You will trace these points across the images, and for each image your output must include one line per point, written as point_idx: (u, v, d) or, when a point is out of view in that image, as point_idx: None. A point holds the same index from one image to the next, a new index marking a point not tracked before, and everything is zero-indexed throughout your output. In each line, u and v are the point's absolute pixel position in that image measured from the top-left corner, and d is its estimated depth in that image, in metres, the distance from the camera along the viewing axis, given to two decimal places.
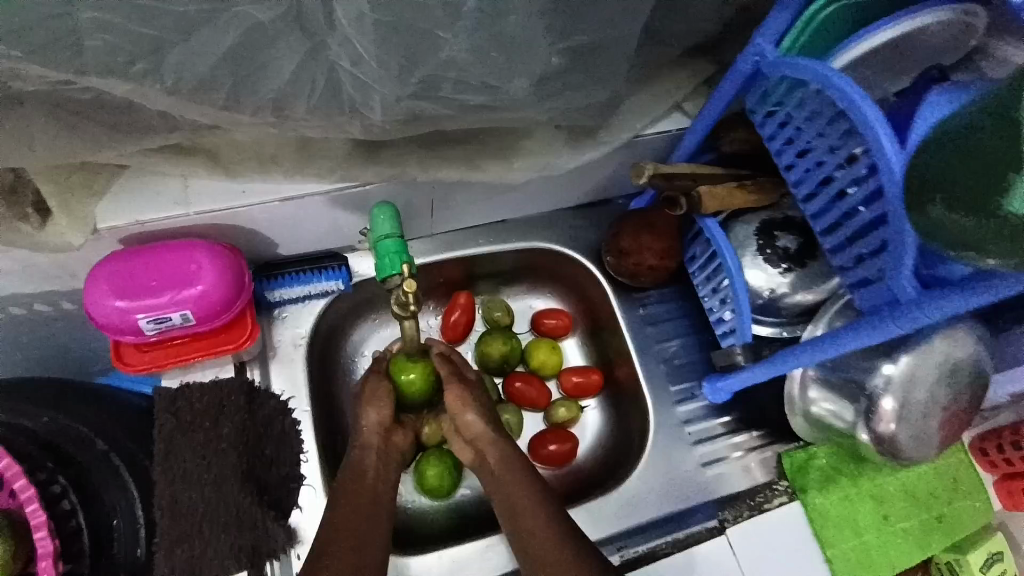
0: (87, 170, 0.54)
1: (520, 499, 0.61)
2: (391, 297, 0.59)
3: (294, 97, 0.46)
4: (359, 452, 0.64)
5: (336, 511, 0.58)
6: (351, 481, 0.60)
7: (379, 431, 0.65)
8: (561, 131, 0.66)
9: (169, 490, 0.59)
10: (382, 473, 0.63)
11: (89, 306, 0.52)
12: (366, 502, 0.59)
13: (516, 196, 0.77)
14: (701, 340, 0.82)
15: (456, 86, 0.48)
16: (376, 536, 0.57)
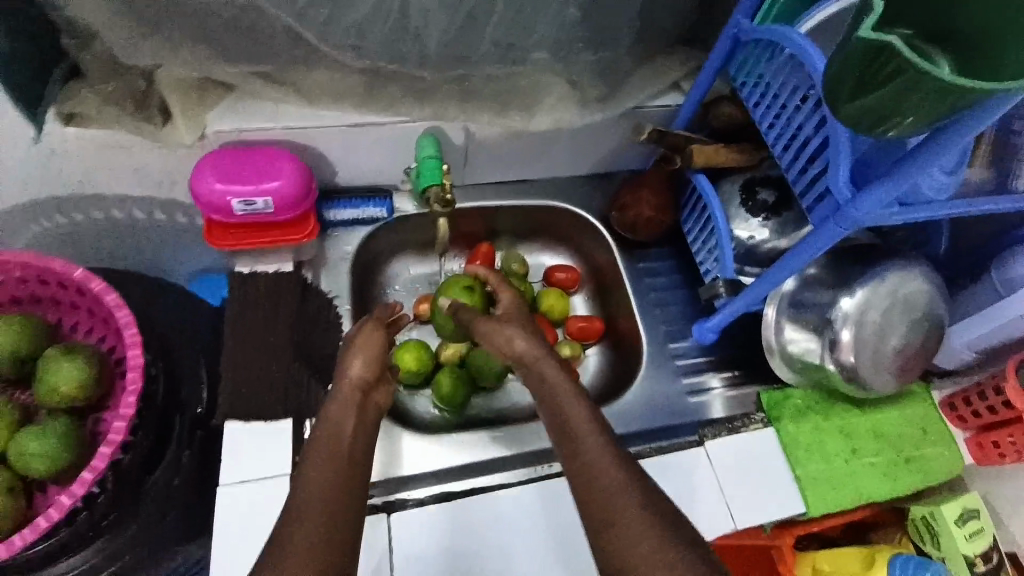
0: (205, 87, 0.69)
1: (559, 404, 0.59)
2: (433, 202, 0.75)
3: (374, 19, 0.64)
4: (330, 415, 0.57)
5: (304, 500, 0.50)
6: (320, 459, 0.53)
7: (359, 386, 0.59)
8: (575, 91, 0.79)
9: (233, 351, 0.71)
10: (360, 435, 0.56)
11: (196, 185, 0.66)
12: (340, 486, 0.51)
13: (537, 155, 0.91)
14: (693, 294, 0.92)
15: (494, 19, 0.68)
16: (346, 523, 0.50)
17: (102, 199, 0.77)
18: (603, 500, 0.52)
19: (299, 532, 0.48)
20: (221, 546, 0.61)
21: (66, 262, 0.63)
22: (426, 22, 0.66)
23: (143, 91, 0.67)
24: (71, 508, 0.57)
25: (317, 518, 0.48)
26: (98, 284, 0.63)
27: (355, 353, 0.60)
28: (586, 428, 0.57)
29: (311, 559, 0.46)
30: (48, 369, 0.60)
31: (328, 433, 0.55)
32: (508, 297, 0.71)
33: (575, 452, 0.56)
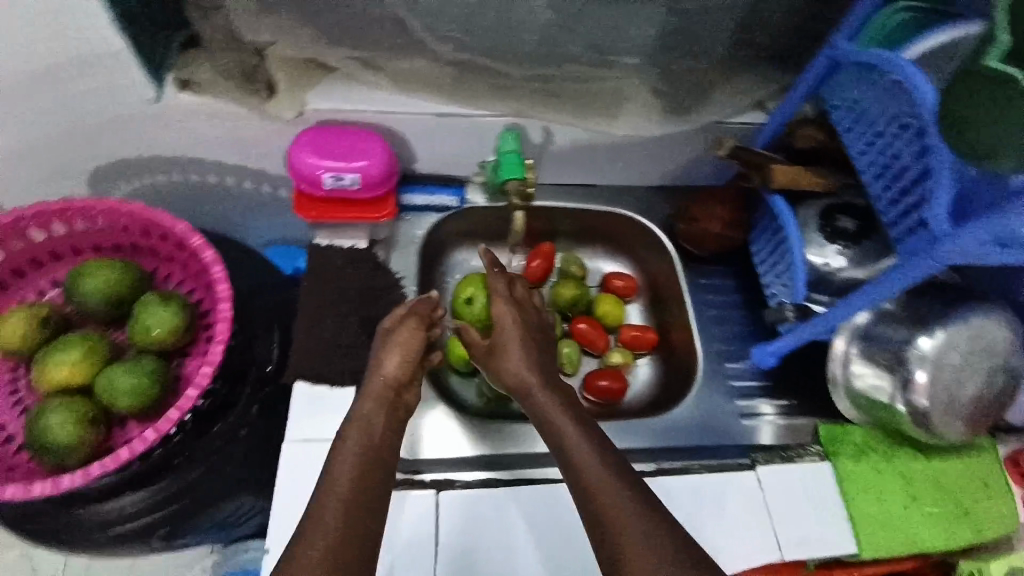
0: (307, 67, 0.74)
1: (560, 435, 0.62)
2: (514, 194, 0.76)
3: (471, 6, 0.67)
4: (362, 410, 0.60)
5: (328, 487, 0.53)
6: (348, 451, 0.56)
7: (393, 384, 0.62)
8: (658, 100, 0.80)
9: (305, 317, 0.74)
10: (387, 432, 0.59)
11: (294, 158, 0.71)
12: (361, 477, 0.54)
13: (609, 160, 0.91)
14: (753, 317, 0.90)
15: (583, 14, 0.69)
16: (361, 512, 0.52)
17: (200, 163, 0.82)
18: (607, 509, 0.55)
19: (321, 517, 0.51)
20: (280, 501, 0.64)
21: (172, 217, 0.68)
22: (532, 19, 0.69)
23: (253, 66, 0.72)
24: (154, 442, 0.60)
25: (336, 505, 0.52)
26: (198, 240, 0.68)
27: (392, 350, 0.64)
28: (592, 458, 0.59)
29: (330, 544, 0.50)
30: (146, 312, 0.65)
31: (361, 427, 0.58)
32: (513, 306, 0.72)
33: (580, 482, 0.57)
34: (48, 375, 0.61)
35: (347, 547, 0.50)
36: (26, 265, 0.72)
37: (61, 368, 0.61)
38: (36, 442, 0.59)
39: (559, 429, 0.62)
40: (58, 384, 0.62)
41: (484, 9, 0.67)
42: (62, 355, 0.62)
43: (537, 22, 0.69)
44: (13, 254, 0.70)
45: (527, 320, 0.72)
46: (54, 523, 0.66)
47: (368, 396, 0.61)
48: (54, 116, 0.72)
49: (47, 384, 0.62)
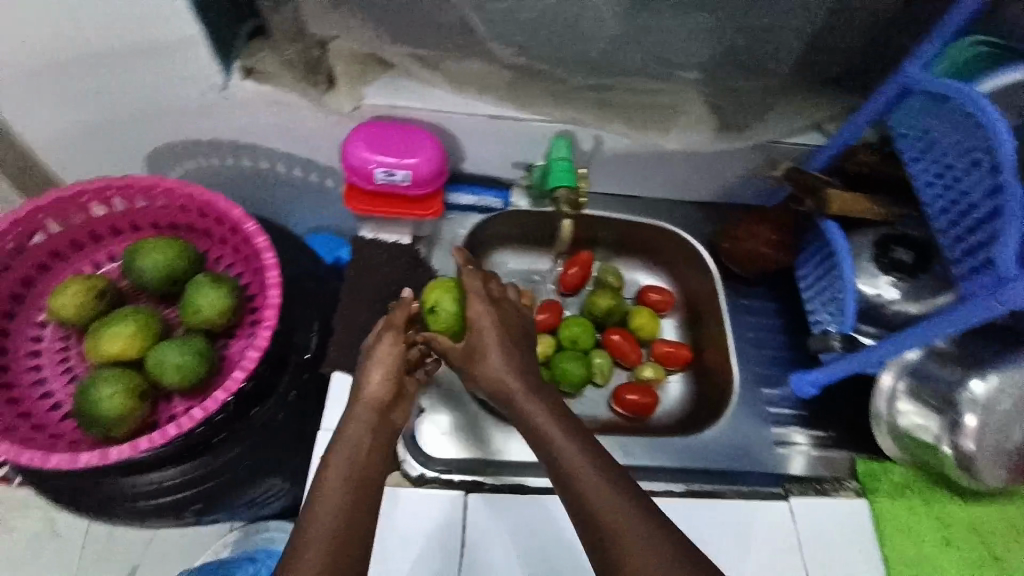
0: (367, 63, 0.75)
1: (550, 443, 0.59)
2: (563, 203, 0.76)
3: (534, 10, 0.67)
4: (351, 425, 0.58)
5: (322, 500, 0.53)
6: (339, 466, 0.55)
7: (381, 399, 0.60)
8: (714, 115, 0.78)
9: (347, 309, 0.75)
10: (379, 445, 0.58)
11: (349, 151, 0.72)
12: (354, 492, 0.54)
13: (656, 172, 0.90)
14: (794, 343, 0.88)
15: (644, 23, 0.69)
16: (360, 520, 0.53)
17: (255, 150, 0.84)
18: (606, 517, 0.54)
19: (317, 532, 0.51)
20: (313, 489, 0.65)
21: (228, 201, 0.70)
22: (599, 27, 0.70)
23: (317, 58, 0.74)
24: (199, 421, 0.61)
25: (331, 522, 0.52)
26: (252, 226, 0.70)
27: (374, 366, 0.61)
28: (586, 465, 0.57)
29: (327, 559, 0.50)
30: (198, 293, 0.67)
31: (351, 446, 0.57)
32: (490, 306, 0.65)
33: (575, 495, 0.56)
34: (101, 348, 0.63)
35: (345, 560, 0.50)
36: (86, 238, 0.74)
37: (114, 342, 0.63)
38: (84, 412, 0.61)
39: (547, 436, 0.59)
40: (111, 357, 0.64)
41: (551, 15, 0.68)
42: (116, 329, 0.64)
43: (604, 30, 0.70)
44: (74, 227, 0.72)
45: (507, 322, 0.65)
46: (90, 492, 0.68)
47: (356, 412, 0.59)
48: (122, 96, 0.75)
49: (100, 357, 0.64)
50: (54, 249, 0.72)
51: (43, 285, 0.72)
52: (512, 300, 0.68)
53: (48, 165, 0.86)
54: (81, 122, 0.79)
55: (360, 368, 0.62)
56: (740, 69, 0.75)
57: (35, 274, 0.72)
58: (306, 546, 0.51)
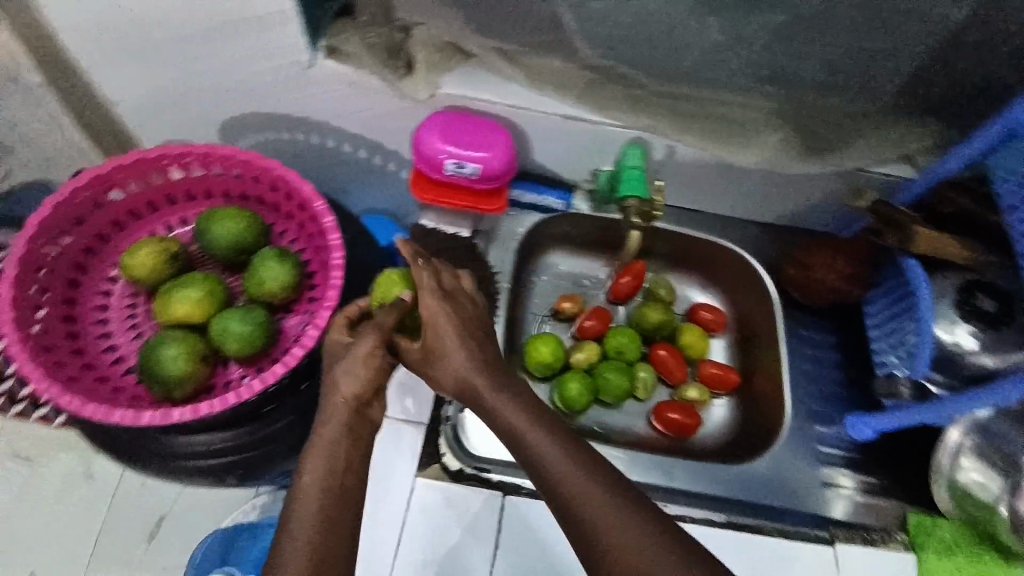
0: (447, 52, 0.73)
1: (532, 448, 0.55)
2: (636, 212, 0.73)
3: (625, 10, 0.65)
4: (321, 430, 0.55)
5: (304, 502, 0.52)
6: (313, 475, 0.53)
7: (353, 404, 0.56)
8: (799, 137, 0.75)
9: None
10: (358, 450, 0.55)
11: (421, 139, 0.72)
12: (335, 497, 0.52)
13: (726, 189, 0.87)
14: (852, 381, 0.85)
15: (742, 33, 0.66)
16: (344, 520, 0.52)
17: (326, 128, 0.85)
18: (605, 526, 0.50)
19: (300, 536, 0.51)
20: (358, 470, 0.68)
21: (301, 178, 0.70)
22: (699, 35, 0.66)
23: (397, 45, 0.73)
24: (257, 392, 0.62)
25: (313, 526, 0.51)
26: (321, 205, 0.70)
27: (340, 370, 0.56)
28: (573, 469, 0.53)
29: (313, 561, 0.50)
30: (263, 265, 0.68)
31: (325, 455, 0.54)
32: (444, 300, 0.61)
33: (566, 505, 0.52)
34: (170, 310, 0.65)
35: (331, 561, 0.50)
36: (160, 200, 0.75)
37: (182, 305, 0.65)
38: (149, 371, 0.63)
39: (526, 438, 0.56)
40: (178, 320, 0.65)
41: (649, 19, 0.65)
42: (185, 293, 0.65)
43: (700, 39, 0.67)
44: (151, 188, 0.73)
45: (467, 314, 0.61)
46: (142, 445, 0.70)
47: (325, 418, 0.55)
48: (206, 65, 0.76)
49: (167, 318, 0.66)
50: (130, 207, 0.74)
51: (116, 240, 0.74)
52: (467, 289, 0.64)
53: (128, 121, 0.89)
54: (164, 85, 0.81)
55: (331, 374, 0.57)
56: (836, 92, 0.71)
57: (110, 230, 0.74)
58: (291, 547, 0.50)
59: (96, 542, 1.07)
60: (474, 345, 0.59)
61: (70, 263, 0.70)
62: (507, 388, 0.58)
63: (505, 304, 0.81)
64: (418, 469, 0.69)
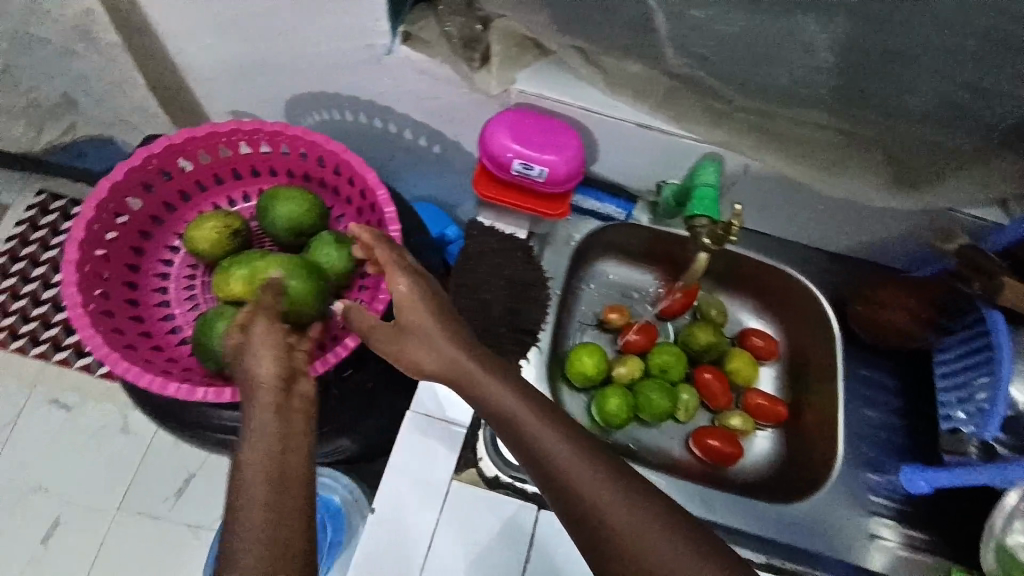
0: (524, 46, 0.70)
1: (529, 439, 0.54)
2: (703, 233, 0.69)
3: (718, 22, 0.58)
4: (254, 420, 0.50)
5: (248, 490, 0.46)
6: (254, 459, 0.48)
7: (281, 391, 0.52)
8: (891, 166, 0.70)
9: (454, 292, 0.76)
10: (298, 434, 0.50)
11: (491, 137, 0.69)
12: (281, 484, 0.47)
13: (795, 213, 0.83)
14: (910, 429, 0.81)
15: (849, 56, 0.59)
16: (294, 504, 0.47)
17: (391, 114, 0.84)
18: (627, 533, 0.49)
19: (249, 524, 0.45)
20: (389, 467, 0.68)
21: (365, 165, 0.69)
22: (802, 56, 0.60)
23: (474, 36, 0.70)
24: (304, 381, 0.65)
25: (262, 506, 0.46)
26: (384, 194, 0.69)
27: (260, 353, 0.53)
28: (577, 461, 0.52)
29: (266, 545, 0.44)
30: (321, 250, 0.69)
31: (262, 437, 0.49)
32: (415, 278, 0.63)
33: (571, 498, 0.51)
34: (228, 287, 0.66)
35: (291, 534, 0.45)
36: (226, 173, 0.76)
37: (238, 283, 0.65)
38: (204, 345, 0.64)
39: (525, 429, 0.55)
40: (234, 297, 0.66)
41: (749, 34, 0.59)
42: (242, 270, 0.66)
43: (801, 65, 0.61)
44: (219, 161, 0.74)
45: (436, 292, 0.62)
46: (186, 415, 0.72)
47: (254, 406, 0.50)
48: (280, 41, 0.76)
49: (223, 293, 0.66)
50: (197, 179, 0.75)
51: (181, 211, 0.76)
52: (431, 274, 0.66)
53: (198, 89, 0.90)
54: (237, 58, 0.81)
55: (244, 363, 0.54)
56: (944, 130, 0.63)
57: (176, 200, 0.75)
58: (244, 530, 0.45)
59: (130, 486, 1.15)
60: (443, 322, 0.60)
61: (136, 229, 0.72)
62: (499, 374, 0.58)
63: (555, 309, 0.78)
64: (455, 472, 0.69)
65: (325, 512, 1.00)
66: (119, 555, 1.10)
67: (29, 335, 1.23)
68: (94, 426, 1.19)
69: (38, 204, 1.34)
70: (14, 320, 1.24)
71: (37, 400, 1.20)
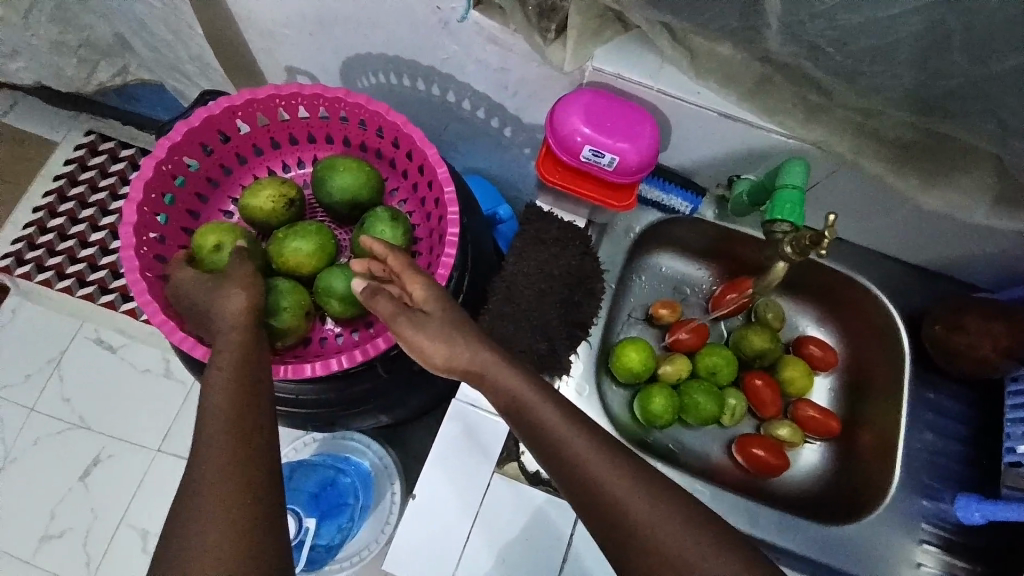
0: (605, 19, 0.64)
1: (544, 430, 0.53)
2: (790, 240, 0.65)
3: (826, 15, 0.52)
4: (214, 387, 0.51)
5: (208, 455, 0.47)
6: (218, 394, 0.50)
7: (239, 360, 0.53)
8: (1005, 182, 0.62)
9: (510, 279, 0.73)
10: (259, 380, 0.53)
11: (562, 121, 0.65)
12: (241, 451, 0.48)
13: (874, 216, 0.78)
14: (971, 459, 0.76)
15: (974, 64, 0.52)
16: (263, 449, 0.49)
17: (454, 83, 0.81)
18: (663, 539, 0.48)
19: (211, 465, 0.47)
20: (433, 452, 0.68)
21: (427, 140, 0.65)
22: (922, 56, 0.53)
23: (552, 4, 0.64)
24: (357, 363, 0.64)
25: (224, 446, 0.47)
26: (445, 173, 0.66)
27: (233, 286, 0.58)
28: (596, 457, 0.51)
29: (222, 490, 0.46)
30: (375, 226, 0.66)
31: (230, 379, 0.51)
32: (431, 282, 0.59)
33: (585, 490, 0.51)
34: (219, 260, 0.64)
35: (247, 474, 0.47)
36: (284, 138, 0.74)
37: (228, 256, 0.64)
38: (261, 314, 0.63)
39: (537, 413, 0.54)
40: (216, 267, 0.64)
41: (860, 29, 0.52)
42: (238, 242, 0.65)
43: (919, 69, 0.54)
44: (277, 125, 0.72)
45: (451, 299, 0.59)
46: None
47: (215, 374, 0.52)
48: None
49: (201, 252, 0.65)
50: (253, 142, 0.73)
51: (236, 174, 0.75)
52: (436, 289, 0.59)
53: (257, 42, 0.88)
54: (301, 12, 0.78)
55: (214, 321, 0.57)
56: None
57: (232, 162, 0.74)
58: (207, 472, 0.46)
59: (169, 431, 1.19)
60: (444, 321, 0.57)
61: (193, 192, 0.71)
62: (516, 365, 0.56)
63: (609, 303, 0.78)
64: (496, 464, 0.68)
65: (357, 476, 1.02)
66: (156, 494, 1.15)
67: (77, 276, 1.26)
68: (137, 369, 1.22)
69: (88, 144, 1.35)
70: (64, 261, 1.27)
71: (84, 340, 1.24)
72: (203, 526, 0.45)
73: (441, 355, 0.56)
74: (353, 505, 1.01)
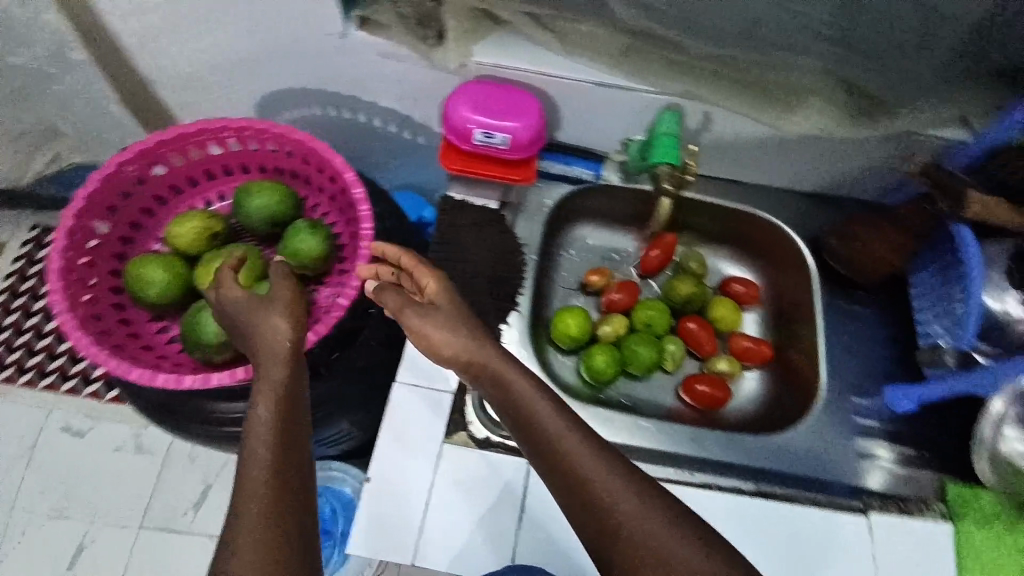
0: (477, 18, 0.73)
1: (536, 425, 0.57)
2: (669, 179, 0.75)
3: None
4: (252, 414, 0.52)
5: (251, 464, 0.49)
6: (260, 405, 0.52)
7: (278, 386, 0.54)
8: (845, 95, 0.73)
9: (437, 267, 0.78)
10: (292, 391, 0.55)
11: (452, 109, 0.72)
12: (273, 467, 0.49)
13: (760, 155, 0.86)
14: (891, 355, 0.82)
15: None
16: (298, 446, 0.52)
17: (365, 104, 0.88)
18: (645, 529, 0.50)
19: (253, 469, 0.49)
20: (386, 441, 0.71)
21: (331, 149, 0.71)
22: None
23: (428, 14, 0.73)
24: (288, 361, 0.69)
25: (265, 454, 0.50)
26: (352, 176, 0.71)
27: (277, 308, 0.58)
28: (585, 450, 0.54)
29: (262, 490, 0.48)
30: (296, 237, 0.71)
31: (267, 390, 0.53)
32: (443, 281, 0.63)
33: (579, 482, 0.53)
34: (150, 285, 0.69)
35: (286, 471, 0.49)
36: (201, 175, 0.79)
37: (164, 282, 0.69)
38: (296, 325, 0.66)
39: (532, 407, 0.57)
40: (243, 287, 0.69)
41: None
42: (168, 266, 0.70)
43: None
44: (192, 163, 0.77)
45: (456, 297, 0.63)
46: (183, 408, 0.75)
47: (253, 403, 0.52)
48: (249, 41, 0.80)
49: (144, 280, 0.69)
50: (171, 183, 0.78)
51: (160, 215, 0.79)
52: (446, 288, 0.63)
53: (175, 100, 0.94)
54: (214, 63, 0.85)
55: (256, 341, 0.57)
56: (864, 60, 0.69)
57: (153, 205, 0.78)
58: (249, 478, 0.49)
59: (150, 504, 1.18)
60: (459, 322, 0.61)
61: (117, 237, 0.75)
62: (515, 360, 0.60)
63: (532, 273, 0.81)
64: (446, 437, 0.72)
65: (334, 501, 1.03)
66: (144, 567, 1.14)
67: (36, 368, 1.26)
68: (109, 446, 1.22)
69: (32, 239, 1.37)
70: (21, 355, 1.27)
71: (51, 430, 1.23)
72: (242, 525, 0.47)
73: (450, 348, 0.60)
74: (333, 531, 1.02)
